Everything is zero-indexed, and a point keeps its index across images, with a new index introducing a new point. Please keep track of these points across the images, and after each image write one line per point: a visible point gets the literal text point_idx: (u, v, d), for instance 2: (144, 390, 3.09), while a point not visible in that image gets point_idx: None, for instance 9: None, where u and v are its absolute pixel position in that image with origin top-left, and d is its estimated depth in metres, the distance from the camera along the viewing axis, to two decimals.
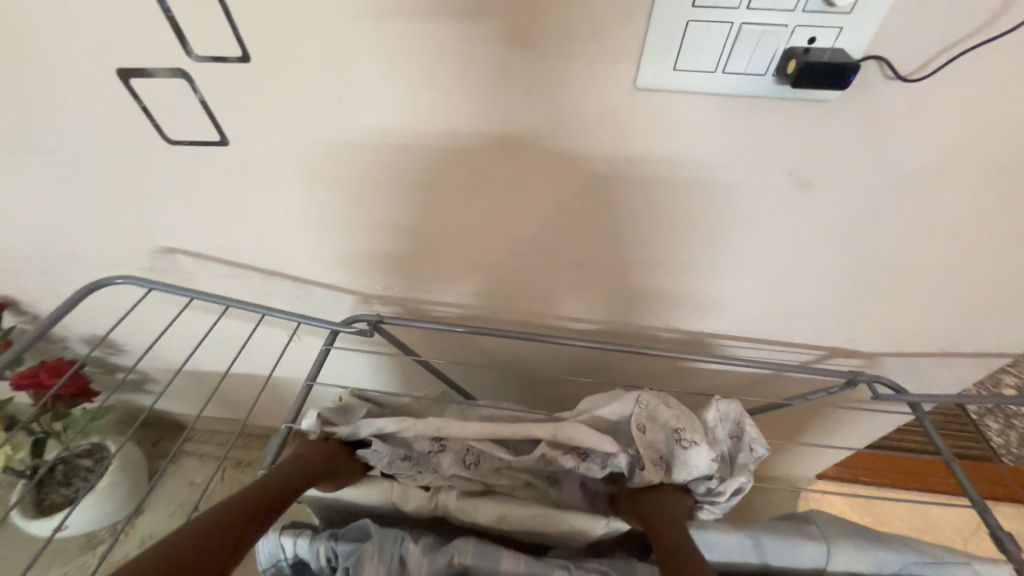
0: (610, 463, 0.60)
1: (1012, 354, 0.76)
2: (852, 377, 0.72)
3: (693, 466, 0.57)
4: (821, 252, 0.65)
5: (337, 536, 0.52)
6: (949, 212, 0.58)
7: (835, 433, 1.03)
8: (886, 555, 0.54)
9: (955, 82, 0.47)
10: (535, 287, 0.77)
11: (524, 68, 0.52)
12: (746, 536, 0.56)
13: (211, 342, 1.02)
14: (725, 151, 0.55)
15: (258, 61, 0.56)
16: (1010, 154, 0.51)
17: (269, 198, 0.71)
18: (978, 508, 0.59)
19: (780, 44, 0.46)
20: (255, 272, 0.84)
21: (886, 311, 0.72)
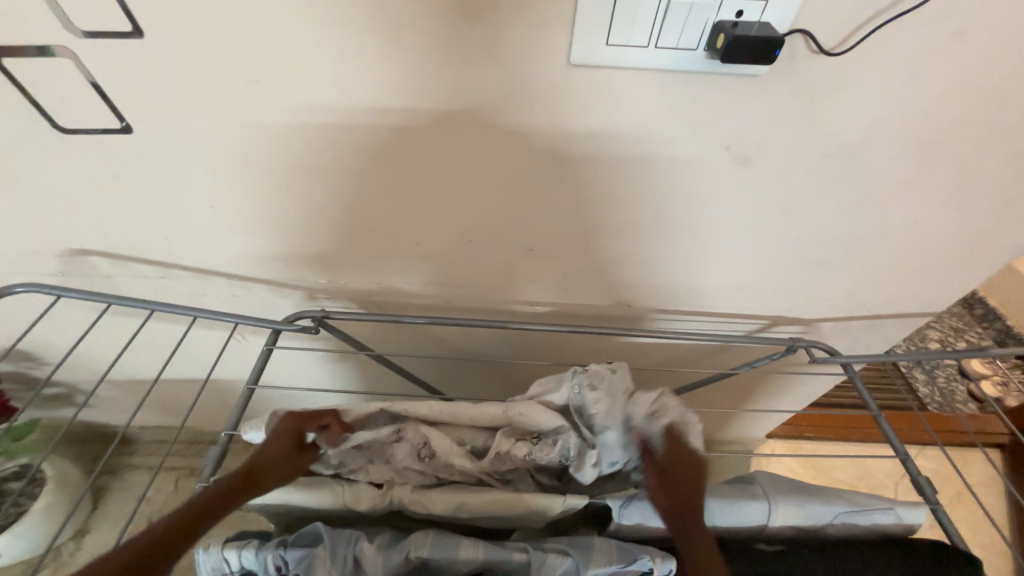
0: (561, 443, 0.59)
1: (930, 312, 0.82)
2: (792, 344, 0.76)
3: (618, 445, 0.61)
4: (760, 226, 0.67)
5: (285, 544, 0.50)
6: (872, 183, 0.61)
7: (781, 396, 1.09)
8: (822, 508, 0.58)
9: (873, 55, 0.49)
10: (486, 272, 0.76)
11: (453, 44, 0.49)
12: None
13: (145, 348, 0.95)
14: (664, 128, 0.55)
15: (156, 37, 0.50)
16: (923, 124, 0.54)
17: (190, 190, 0.65)
18: (902, 457, 0.64)
19: (709, 17, 0.45)
20: (184, 271, 0.78)
21: (820, 279, 0.76)
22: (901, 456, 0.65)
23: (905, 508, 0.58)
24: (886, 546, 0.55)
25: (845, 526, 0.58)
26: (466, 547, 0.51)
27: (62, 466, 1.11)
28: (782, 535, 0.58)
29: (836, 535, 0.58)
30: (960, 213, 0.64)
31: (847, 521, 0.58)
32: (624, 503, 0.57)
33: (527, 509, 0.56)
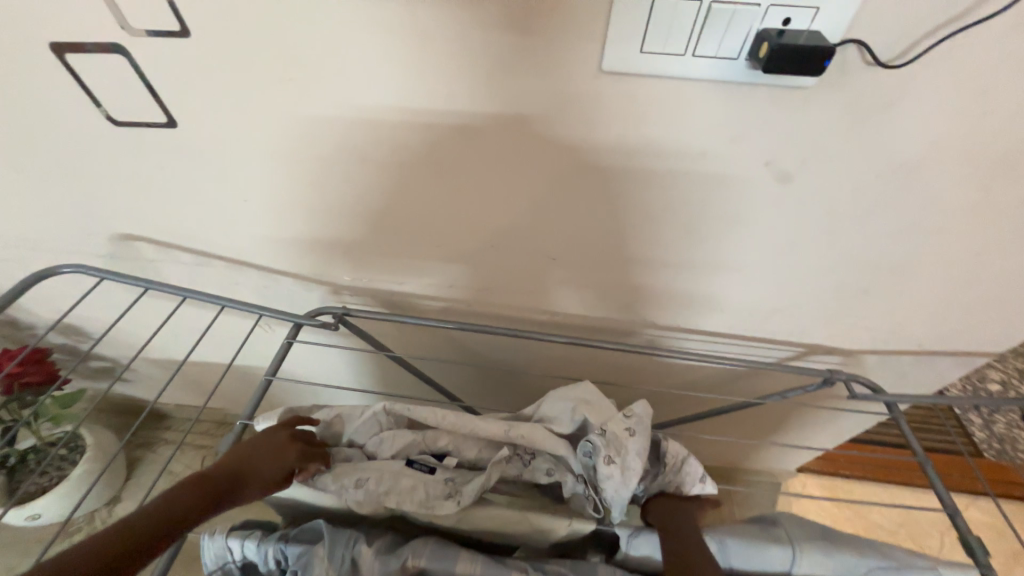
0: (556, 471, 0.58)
1: (992, 352, 0.75)
2: (830, 376, 0.70)
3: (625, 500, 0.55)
4: (800, 248, 0.63)
5: (287, 538, 0.50)
6: (931, 207, 0.55)
7: (816, 430, 1.02)
8: (853, 559, 0.53)
9: (937, 68, 0.44)
10: (509, 279, 0.75)
11: (483, 48, 0.49)
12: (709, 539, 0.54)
13: (181, 332, 1.00)
14: (699, 140, 0.53)
15: (201, 36, 0.52)
16: (994, 145, 0.49)
17: (228, 183, 0.68)
18: (950, 511, 0.58)
19: (752, 25, 0.43)
20: (219, 260, 0.81)
21: (865, 308, 0.70)
22: (949, 510, 0.59)
23: (951, 570, 0.52)
24: None
25: None
26: (464, 561, 0.50)
27: (100, 436, 1.18)
28: None
29: None
30: None
31: None
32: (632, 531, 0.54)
33: (529, 527, 0.54)
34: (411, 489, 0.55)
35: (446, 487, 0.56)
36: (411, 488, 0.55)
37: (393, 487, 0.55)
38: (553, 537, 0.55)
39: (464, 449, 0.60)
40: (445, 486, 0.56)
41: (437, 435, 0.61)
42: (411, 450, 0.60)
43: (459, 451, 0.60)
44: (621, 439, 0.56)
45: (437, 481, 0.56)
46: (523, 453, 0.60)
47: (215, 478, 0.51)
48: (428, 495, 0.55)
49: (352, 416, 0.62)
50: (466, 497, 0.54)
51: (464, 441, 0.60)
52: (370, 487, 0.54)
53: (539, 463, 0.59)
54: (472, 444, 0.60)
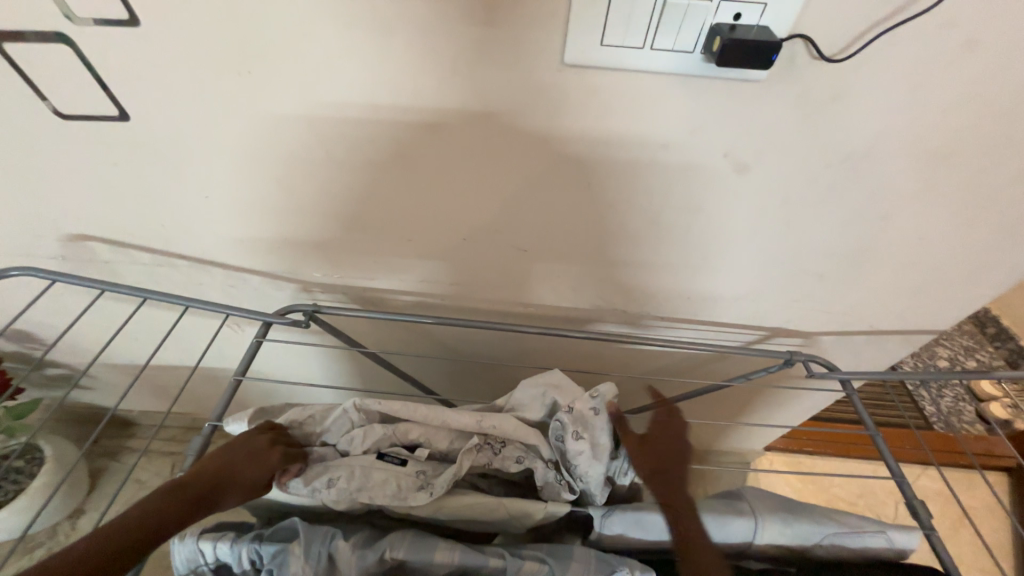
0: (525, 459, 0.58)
1: (935, 330, 0.80)
2: (790, 358, 0.74)
3: (595, 477, 0.58)
4: (759, 236, 0.65)
5: (261, 538, 0.50)
6: (876, 194, 0.59)
7: (780, 409, 1.07)
8: (810, 527, 0.56)
9: (877, 62, 0.47)
10: (483, 273, 0.75)
11: (446, 41, 0.49)
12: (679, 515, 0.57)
13: (143, 335, 0.96)
14: (661, 132, 0.54)
15: (151, 26, 0.50)
16: (929, 135, 0.52)
17: (187, 180, 0.66)
18: (896, 478, 0.63)
19: (706, 20, 0.44)
20: (181, 260, 0.78)
21: (821, 292, 0.74)
22: (896, 477, 0.63)
23: (897, 531, 0.56)
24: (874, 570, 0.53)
25: (834, 548, 0.56)
26: (442, 550, 0.51)
27: (60, 447, 1.13)
28: (768, 553, 0.57)
29: (824, 556, 0.56)
30: (969, 227, 0.62)
31: (836, 542, 0.56)
32: (605, 512, 0.56)
33: (507, 514, 0.56)
34: (383, 482, 0.55)
35: (418, 478, 0.56)
36: (382, 481, 0.55)
37: (365, 481, 0.55)
38: (529, 522, 0.57)
39: (435, 441, 0.60)
40: (417, 477, 0.56)
41: (408, 427, 0.60)
42: (382, 443, 0.59)
43: (432, 442, 0.60)
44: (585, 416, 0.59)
45: (408, 473, 0.56)
46: (493, 443, 0.59)
47: (194, 486, 0.51)
48: (400, 488, 0.55)
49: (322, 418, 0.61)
50: (438, 488, 0.55)
51: (436, 433, 0.60)
52: (342, 480, 0.55)
53: (510, 451, 0.59)
54: (444, 435, 0.60)
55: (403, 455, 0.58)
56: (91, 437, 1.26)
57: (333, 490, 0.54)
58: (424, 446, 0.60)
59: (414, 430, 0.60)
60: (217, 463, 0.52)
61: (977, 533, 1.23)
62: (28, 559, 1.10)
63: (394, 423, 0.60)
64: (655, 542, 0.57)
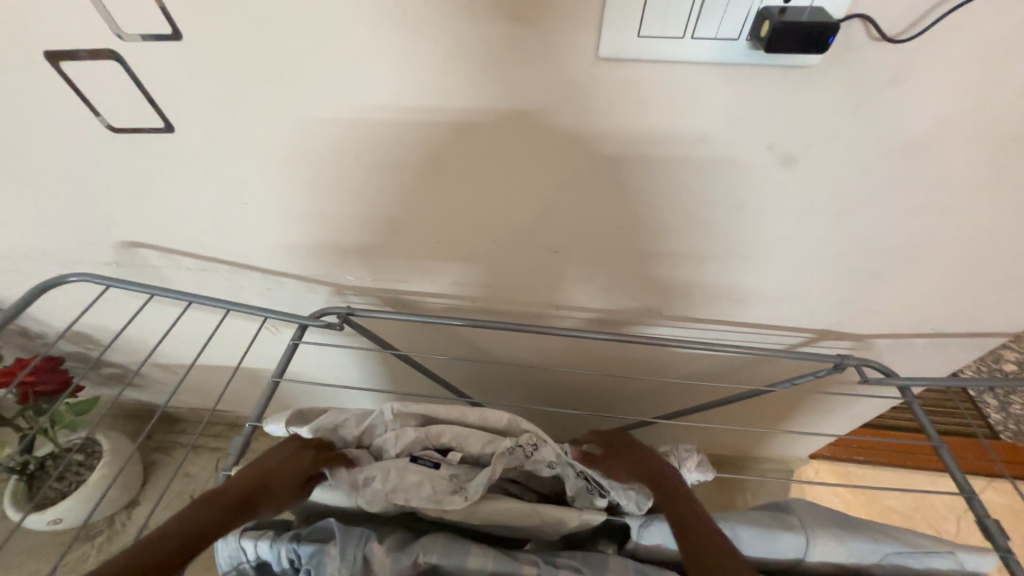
0: (557, 463, 0.58)
1: (1007, 332, 0.73)
2: (840, 362, 0.70)
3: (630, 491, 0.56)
4: (808, 233, 0.61)
5: (299, 538, 0.51)
6: (942, 185, 0.54)
7: (828, 416, 1.01)
8: (867, 545, 0.52)
9: (946, 40, 0.43)
10: (515, 275, 0.74)
11: (476, 38, 0.48)
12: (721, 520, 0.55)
13: (189, 336, 1.01)
14: (701, 125, 0.51)
15: (193, 39, 0.52)
16: (1007, 119, 0.47)
17: (228, 187, 0.68)
18: (966, 494, 0.57)
19: (752, 4, 0.42)
20: (222, 264, 0.81)
21: (875, 292, 0.69)
22: (966, 493, 0.58)
23: (968, 553, 0.52)
24: None
25: (895, 568, 0.52)
26: (475, 556, 0.50)
27: (116, 441, 1.20)
28: (819, 571, 0.53)
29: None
30: None
31: (897, 561, 0.52)
32: (644, 522, 0.54)
33: (540, 521, 0.55)
34: (417, 484, 0.55)
35: (452, 481, 0.56)
36: (417, 484, 0.55)
37: (400, 482, 0.55)
38: (563, 529, 0.55)
39: (467, 444, 0.60)
40: (451, 481, 0.56)
41: (441, 430, 0.60)
42: (416, 446, 0.60)
43: (464, 445, 0.60)
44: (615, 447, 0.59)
45: (443, 476, 0.56)
46: (524, 447, 0.58)
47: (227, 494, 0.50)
48: (435, 492, 0.54)
49: (355, 420, 0.61)
50: (473, 492, 0.54)
51: (468, 435, 0.60)
52: (377, 481, 0.55)
53: (542, 455, 0.58)
54: (475, 439, 0.60)
55: (436, 458, 0.59)
56: (143, 432, 1.33)
57: (369, 494, 0.54)
58: (456, 450, 0.60)
59: (447, 432, 0.60)
60: (251, 472, 0.53)
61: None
62: (89, 545, 1.18)
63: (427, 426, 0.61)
64: None
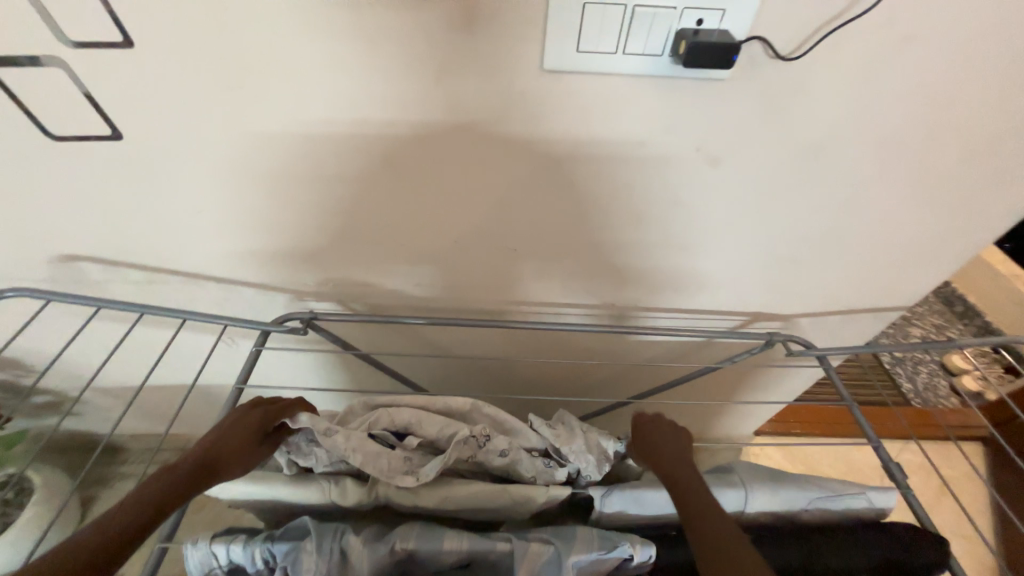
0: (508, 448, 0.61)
1: (902, 305, 0.85)
2: (770, 338, 0.79)
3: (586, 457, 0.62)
4: (735, 225, 0.69)
5: (273, 537, 0.51)
6: (839, 180, 0.63)
7: (766, 391, 1.11)
8: (796, 493, 0.60)
9: (829, 58, 0.51)
10: (476, 273, 0.78)
11: (431, 51, 0.51)
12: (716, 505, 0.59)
13: (136, 355, 0.96)
14: (637, 130, 0.58)
15: (144, 47, 0.52)
16: (883, 123, 0.57)
17: (181, 195, 0.67)
18: (875, 444, 0.68)
19: (671, 26, 0.48)
20: (174, 275, 0.79)
21: (796, 276, 0.78)
22: (874, 443, 0.68)
23: (876, 492, 0.60)
24: (858, 530, 0.57)
25: (820, 512, 0.60)
26: (451, 539, 0.53)
27: (51, 475, 1.11)
28: (759, 522, 0.60)
29: (812, 520, 0.60)
30: (924, 208, 0.67)
31: (821, 506, 0.60)
32: (604, 492, 0.59)
33: (510, 501, 0.58)
34: (375, 458, 0.57)
35: (405, 463, 0.59)
36: (375, 455, 0.57)
37: (360, 449, 0.57)
38: (532, 506, 0.59)
39: (425, 427, 0.62)
40: (404, 463, 0.58)
41: (401, 412, 0.63)
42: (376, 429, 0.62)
43: (422, 431, 0.62)
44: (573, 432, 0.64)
45: (398, 455, 0.59)
46: (477, 437, 0.61)
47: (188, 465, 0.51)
48: (388, 468, 0.57)
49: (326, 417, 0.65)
50: (425, 474, 0.57)
51: (433, 419, 0.63)
52: (337, 441, 0.56)
53: (494, 444, 0.61)
54: (432, 424, 0.62)
55: (393, 441, 0.61)
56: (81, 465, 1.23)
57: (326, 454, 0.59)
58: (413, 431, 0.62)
59: (409, 419, 0.62)
60: (212, 447, 0.54)
61: (956, 503, 1.29)
62: None
63: (389, 411, 0.63)
64: (651, 518, 0.59)
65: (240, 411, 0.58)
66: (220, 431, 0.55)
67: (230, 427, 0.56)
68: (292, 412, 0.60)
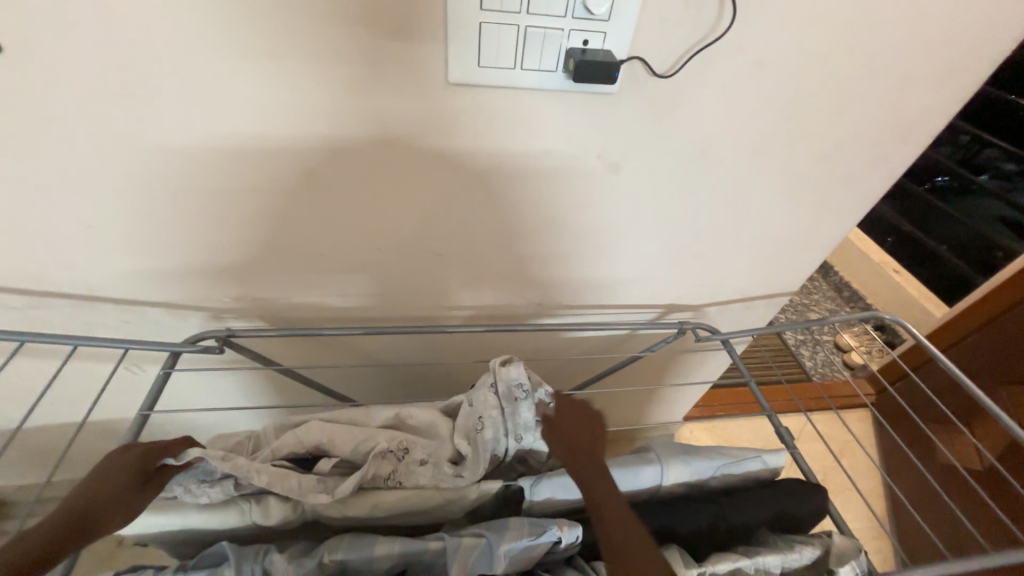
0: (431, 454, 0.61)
1: (788, 291, 0.98)
2: (681, 327, 0.86)
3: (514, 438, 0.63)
4: (641, 225, 0.76)
5: (185, 569, 0.48)
6: (722, 182, 0.72)
7: (686, 376, 1.22)
8: (703, 463, 0.66)
9: (699, 76, 0.59)
10: (404, 281, 0.79)
11: (339, 63, 0.52)
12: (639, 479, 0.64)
13: (19, 393, 0.85)
14: (543, 140, 0.62)
15: (14, 53, 0.48)
16: (750, 132, 0.66)
17: (67, 211, 0.61)
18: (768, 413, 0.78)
19: (561, 45, 0.53)
20: (64, 299, 0.72)
21: (699, 269, 0.87)
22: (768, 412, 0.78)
23: (769, 454, 0.68)
24: (755, 489, 0.65)
25: (724, 477, 0.67)
26: (381, 544, 0.53)
27: None
28: (674, 493, 0.66)
29: (718, 486, 0.67)
30: (792, 205, 0.78)
31: (725, 472, 0.67)
32: (533, 481, 0.62)
33: (443, 500, 0.59)
34: (283, 477, 0.54)
35: (319, 484, 0.55)
36: (283, 474, 0.54)
37: (265, 469, 0.54)
38: (465, 503, 0.60)
39: (340, 443, 0.61)
40: (318, 483, 0.55)
41: (310, 429, 0.61)
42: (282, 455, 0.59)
43: (335, 450, 0.60)
44: (511, 388, 0.64)
45: (310, 476, 0.56)
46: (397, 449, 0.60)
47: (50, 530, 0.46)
48: (299, 490, 0.54)
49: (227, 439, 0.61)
50: (339, 490, 0.54)
51: (348, 433, 0.61)
52: (239, 463, 0.53)
53: (414, 455, 0.60)
54: (346, 440, 0.61)
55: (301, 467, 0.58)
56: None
57: (222, 488, 0.53)
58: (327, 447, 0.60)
59: (319, 437, 0.61)
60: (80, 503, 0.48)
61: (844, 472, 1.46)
62: None
63: (296, 433, 0.61)
64: (579, 502, 0.63)
65: (112, 455, 0.52)
66: (89, 485, 0.50)
67: (101, 478, 0.50)
68: (177, 448, 0.54)
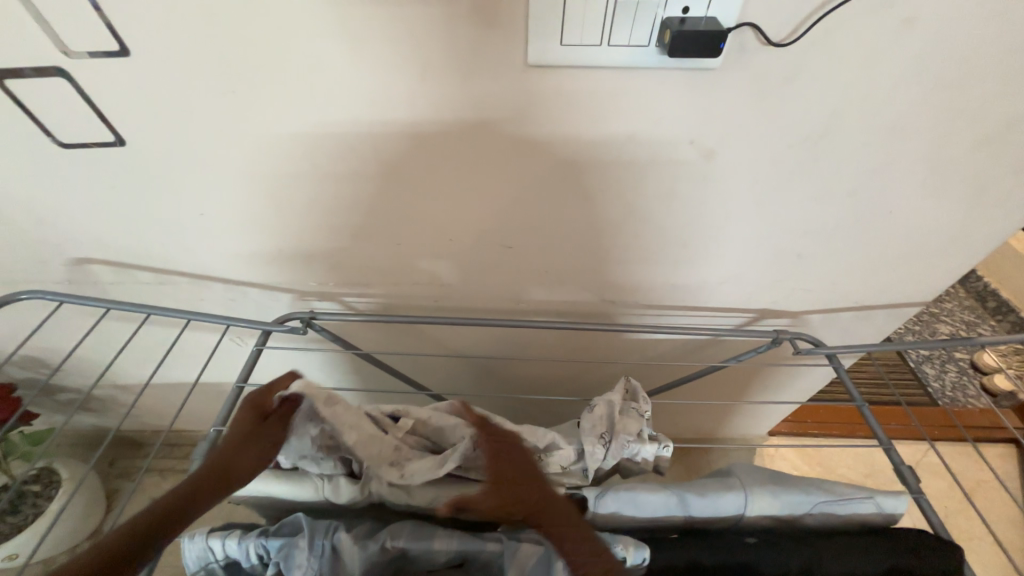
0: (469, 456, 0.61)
1: (916, 301, 0.82)
2: (776, 336, 0.76)
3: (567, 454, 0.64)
4: (736, 220, 0.67)
5: (267, 533, 0.52)
6: (842, 172, 0.61)
7: (777, 389, 1.08)
8: (797, 497, 0.58)
9: (827, 42, 0.49)
10: (474, 273, 0.78)
11: (418, 49, 0.51)
12: (723, 502, 0.58)
13: (149, 354, 0.99)
14: (629, 124, 0.56)
15: (139, 55, 0.53)
16: (888, 109, 0.54)
17: (186, 200, 0.69)
18: (884, 446, 0.66)
19: (656, 15, 0.46)
20: (183, 277, 0.82)
21: (804, 272, 0.76)
22: (884, 445, 0.66)
23: (885, 497, 0.58)
24: (863, 536, 0.55)
25: (822, 516, 0.58)
26: (441, 538, 0.53)
27: (73, 467, 1.11)
28: (759, 526, 0.58)
29: (815, 525, 0.58)
30: (939, 198, 0.64)
31: (823, 509, 0.58)
32: (599, 493, 0.58)
33: (502, 500, 0.58)
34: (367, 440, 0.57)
35: (394, 451, 0.59)
36: (366, 440, 0.57)
37: (355, 427, 0.57)
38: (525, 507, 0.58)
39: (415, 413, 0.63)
40: (394, 450, 0.59)
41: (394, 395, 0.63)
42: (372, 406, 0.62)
43: (413, 413, 0.62)
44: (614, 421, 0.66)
45: (389, 441, 0.59)
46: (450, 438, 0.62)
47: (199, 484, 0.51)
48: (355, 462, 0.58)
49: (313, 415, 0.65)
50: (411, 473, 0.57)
51: (444, 420, 0.62)
52: (338, 412, 0.57)
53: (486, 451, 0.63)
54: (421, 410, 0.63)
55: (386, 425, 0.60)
56: (93, 456, 1.25)
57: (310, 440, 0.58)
58: (405, 417, 0.62)
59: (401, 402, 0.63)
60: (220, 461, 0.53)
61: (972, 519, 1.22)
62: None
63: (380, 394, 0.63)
64: (645, 522, 0.58)
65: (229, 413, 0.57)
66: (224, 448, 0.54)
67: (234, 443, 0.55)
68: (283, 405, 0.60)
